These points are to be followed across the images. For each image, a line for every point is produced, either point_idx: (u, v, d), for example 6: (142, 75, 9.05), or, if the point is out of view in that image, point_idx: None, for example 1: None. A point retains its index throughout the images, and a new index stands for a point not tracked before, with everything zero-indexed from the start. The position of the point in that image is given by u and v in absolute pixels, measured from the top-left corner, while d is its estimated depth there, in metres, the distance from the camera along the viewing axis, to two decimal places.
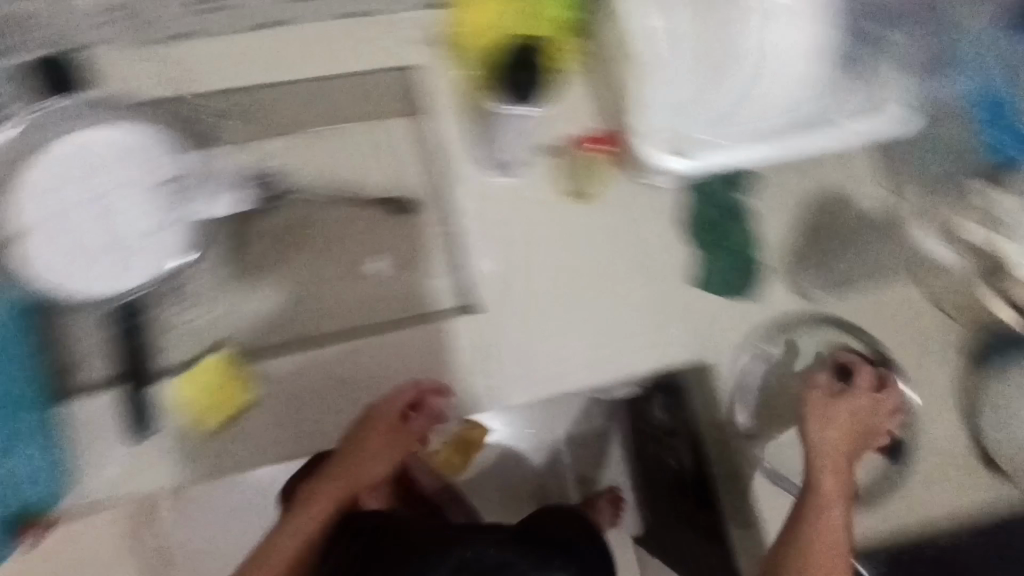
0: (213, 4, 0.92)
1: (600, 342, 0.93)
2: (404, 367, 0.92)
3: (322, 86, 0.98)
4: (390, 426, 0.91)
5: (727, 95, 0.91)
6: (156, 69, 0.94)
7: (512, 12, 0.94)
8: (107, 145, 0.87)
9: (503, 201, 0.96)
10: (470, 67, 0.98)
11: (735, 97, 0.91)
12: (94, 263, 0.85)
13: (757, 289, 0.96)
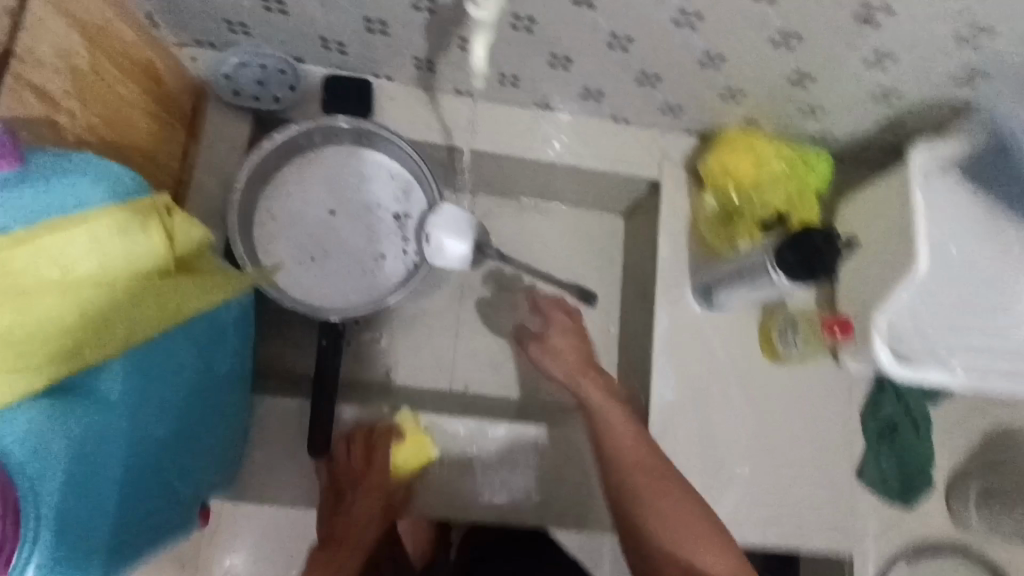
0: (508, 83, 0.90)
1: (772, 503, 0.90)
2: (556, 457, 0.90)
3: (571, 174, 0.99)
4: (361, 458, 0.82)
5: (975, 331, 0.81)
6: (431, 120, 0.93)
7: (779, 174, 0.90)
8: (357, 173, 0.93)
9: (702, 338, 0.93)
10: (716, 204, 0.94)
11: (977, 335, 0.81)
12: (313, 269, 0.89)
13: (918, 500, 0.92)
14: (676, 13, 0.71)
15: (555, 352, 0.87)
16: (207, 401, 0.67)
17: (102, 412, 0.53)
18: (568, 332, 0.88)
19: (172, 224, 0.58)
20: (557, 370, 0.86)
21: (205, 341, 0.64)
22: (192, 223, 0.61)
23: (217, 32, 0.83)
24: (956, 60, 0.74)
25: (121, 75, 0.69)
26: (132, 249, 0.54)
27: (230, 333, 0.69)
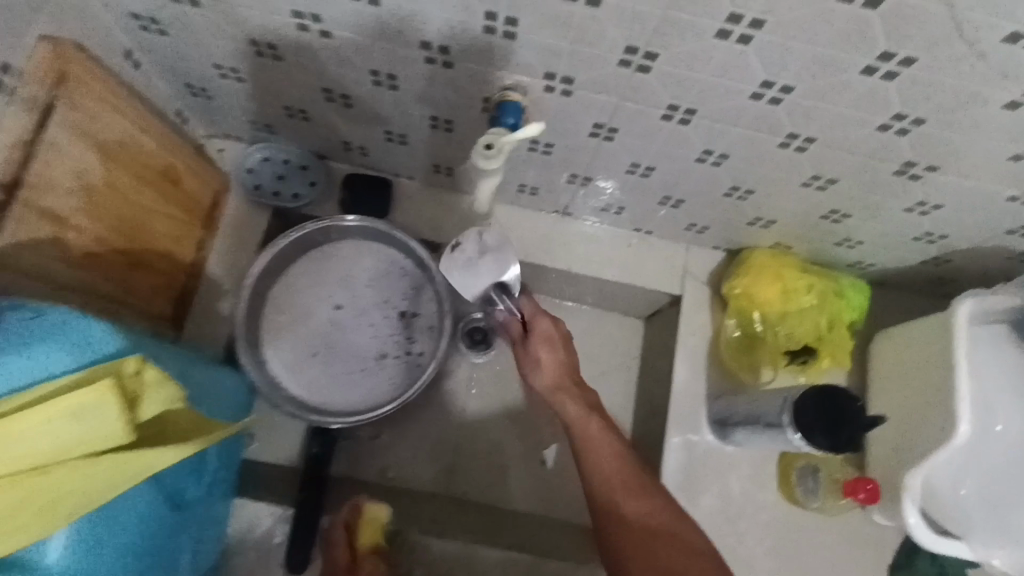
0: (527, 192, 0.88)
1: None
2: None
3: (590, 282, 0.95)
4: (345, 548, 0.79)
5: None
6: (448, 221, 0.92)
7: (808, 306, 0.85)
8: (369, 269, 0.91)
9: (715, 472, 0.87)
10: (738, 328, 0.89)
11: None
12: (313, 369, 0.87)
13: None
14: (699, 151, 0.68)
15: (541, 371, 0.75)
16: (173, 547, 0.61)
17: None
18: (554, 345, 0.74)
19: (138, 391, 0.48)
20: (537, 383, 0.75)
21: (174, 487, 0.60)
22: (167, 381, 0.50)
23: (244, 130, 0.85)
24: (1006, 215, 0.68)
25: (140, 185, 0.70)
26: (91, 435, 0.45)
27: (205, 467, 0.66)
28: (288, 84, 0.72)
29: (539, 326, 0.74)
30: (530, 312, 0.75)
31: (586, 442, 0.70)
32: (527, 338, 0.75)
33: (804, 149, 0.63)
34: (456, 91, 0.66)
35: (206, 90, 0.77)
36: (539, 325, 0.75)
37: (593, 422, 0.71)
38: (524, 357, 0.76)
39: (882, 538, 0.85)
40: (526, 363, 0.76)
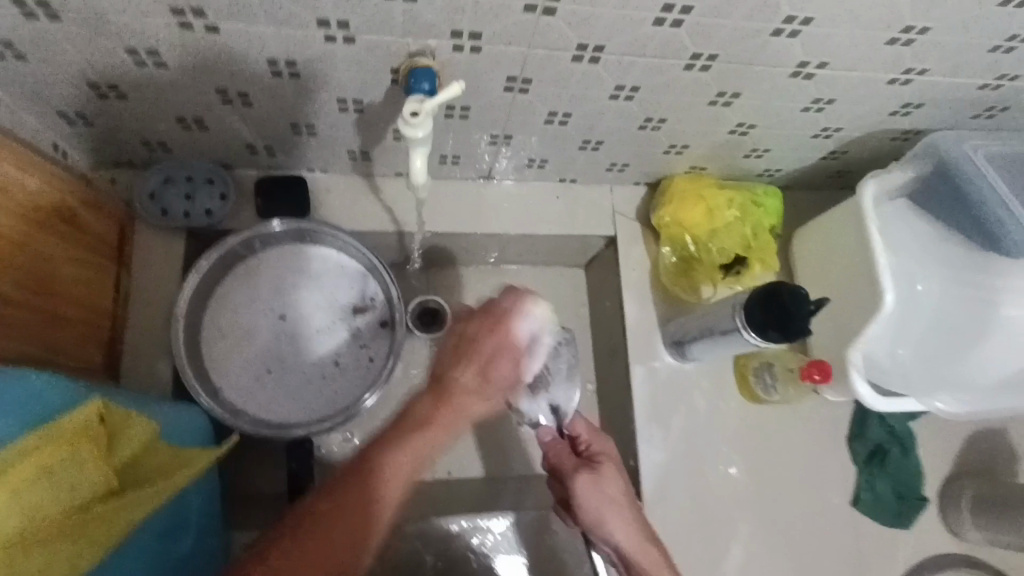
0: (450, 162, 0.87)
1: (781, 554, 0.87)
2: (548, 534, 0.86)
3: (528, 239, 0.96)
4: (479, 326, 0.67)
5: (956, 353, 0.82)
6: (375, 207, 0.89)
7: (732, 220, 0.90)
8: (303, 272, 0.88)
9: (681, 391, 0.92)
10: (673, 254, 0.92)
11: (964, 357, 0.81)
12: (268, 386, 0.83)
13: (915, 520, 0.90)
14: (612, 88, 0.70)
15: (622, 518, 0.69)
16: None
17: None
18: (619, 480, 0.71)
19: (110, 431, 0.49)
20: (620, 537, 0.69)
21: (164, 532, 0.57)
22: (134, 418, 0.52)
23: (135, 153, 0.78)
24: (888, 98, 0.75)
25: (39, 232, 0.65)
26: (76, 484, 0.45)
27: (187, 514, 0.61)
28: (178, 93, 0.68)
29: (609, 461, 0.71)
30: (592, 439, 0.73)
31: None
32: (597, 469, 0.70)
33: (708, 67, 0.66)
34: (362, 68, 0.64)
35: (84, 117, 0.71)
36: (600, 451, 0.72)
37: (650, 555, 0.69)
38: (591, 492, 0.70)
39: (835, 412, 0.93)
40: (597, 503, 0.69)
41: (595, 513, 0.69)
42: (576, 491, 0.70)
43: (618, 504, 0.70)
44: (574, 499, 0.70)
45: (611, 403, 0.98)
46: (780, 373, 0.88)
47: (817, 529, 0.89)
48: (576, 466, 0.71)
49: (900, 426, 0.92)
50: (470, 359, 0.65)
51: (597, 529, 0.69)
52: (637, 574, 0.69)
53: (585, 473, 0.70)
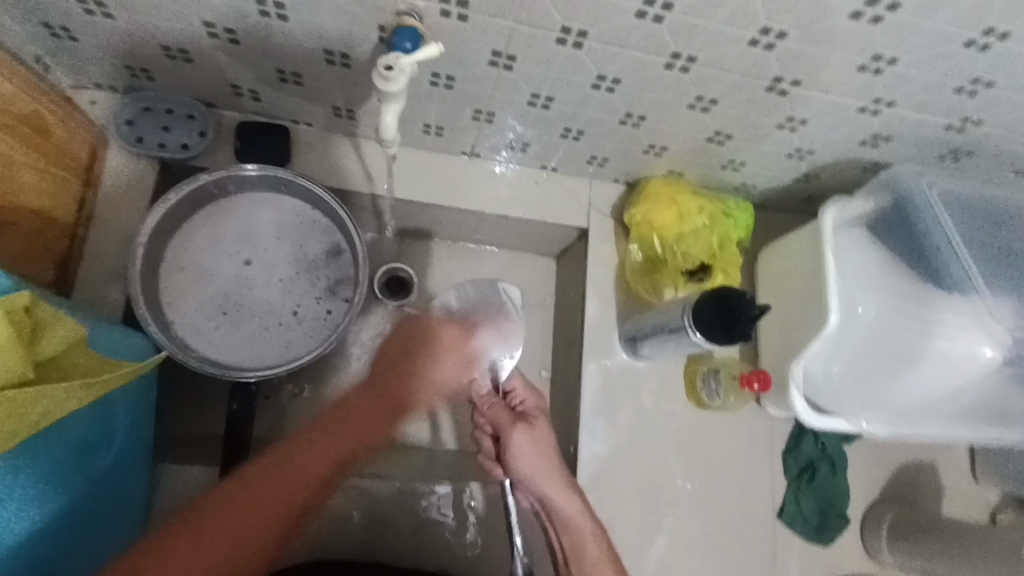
0: (432, 132, 0.88)
1: (701, 554, 0.90)
2: (481, 508, 0.88)
3: (502, 221, 0.98)
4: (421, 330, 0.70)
5: (889, 369, 0.84)
6: (354, 167, 0.90)
7: (700, 227, 0.92)
8: (274, 220, 0.88)
9: (629, 387, 0.94)
10: (640, 252, 0.94)
11: (899, 382, 0.83)
12: (222, 328, 0.83)
13: (836, 539, 0.93)
14: (594, 77, 0.72)
15: (552, 474, 0.72)
16: (94, 492, 0.60)
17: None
18: (541, 434, 0.74)
19: (35, 325, 0.51)
20: (553, 491, 0.72)
21: (82, 440, 0.58)
22: (62, 319, 0.53)
23: (118, 78, 0.78)
24: (859, 127, 0.77)
25: (6, 137, 0.64)
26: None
27: (114, 429, 0.61)
28: (164, 18, 0.68)
29: (543, 418, 0.75)
30: (522, 391, 0.76)
31: (575, 524, 0.71)
32: (533, 424, 0.74)
33: (687, 69, 0.69)
34: (351, 20, 0.65)
35: (69, 31, 0.70)
36: (534, 407, 0.76)
37: (578, 506, 0.72)
38: (526, 446, 0.73)
39: (776, 427, 0.96)
40: (530, 450, 0.73)
41: (530, 467, 0.72)
42: (513, 444, 0.73)
43: (551, 459, 0.73)
44: (509, 453, 0.73)
45: (562, 393, 1.00)
46: (724, 379, 0.92)
47: (741, 536, 0.91)
48: (513, 420, 0.74)
49: (834, 446, 0.96)
50: (431, 351, 0.69)
51: (530, 483, 0.72)
52: (564, 524, 0.72)
53: (522, 427, 0.73)
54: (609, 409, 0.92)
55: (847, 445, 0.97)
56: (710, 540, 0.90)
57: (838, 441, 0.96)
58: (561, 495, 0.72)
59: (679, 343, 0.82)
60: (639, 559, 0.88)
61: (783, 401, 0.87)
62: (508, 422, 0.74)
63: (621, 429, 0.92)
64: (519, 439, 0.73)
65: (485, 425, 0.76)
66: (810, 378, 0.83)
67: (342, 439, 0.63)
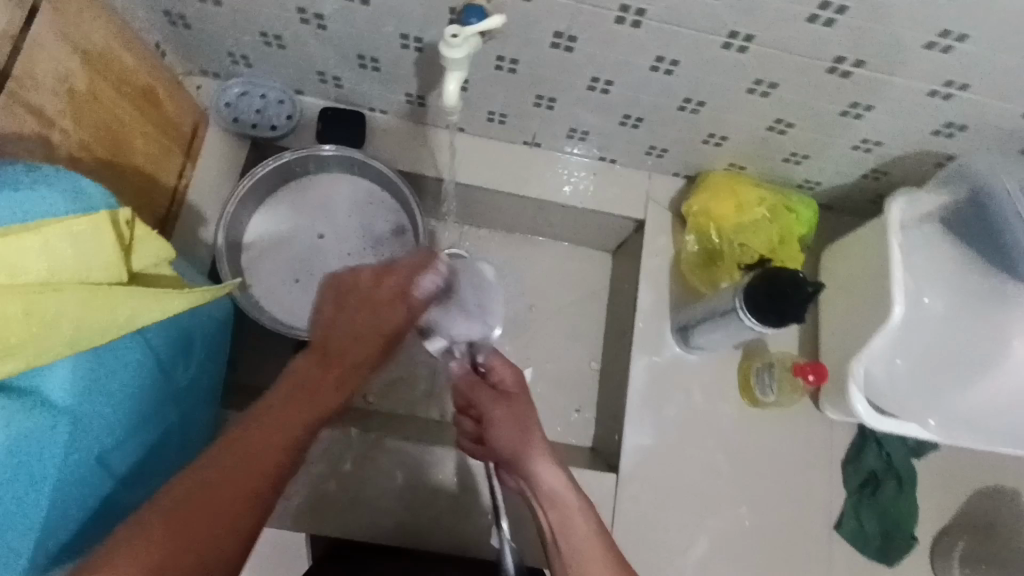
0: (496, 120, 0.92)
1: (747, 559, 0.86)
2: None
3: (559, 211, 1.00)
4: (365, 290, 0.65)
5: (952, 369, 0.78)
6: (422, 153, 0.96)
7: (760, 218, 0.91)
8: (347, 199, 0.95)
9: (679, 379, 0.93)
10: (697, 244, 0.95)
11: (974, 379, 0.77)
12: (293, 293, 0.90)
13: (900, 559, 0.87)
14: (653, 59, 0.74)
15: (537, 451, 0.67)
16: (169, 408, 0.66)
17: (50, 420, 0.53)
18: (513, 406, 0.70)
19: (133, 240, 0.58)
20: (541, 469, 0.66)
21: (164, 355, 0.64)
22: (155, 237, 0.59)
23: (222, 64, 0.88)
24: (930, 115, 0.75)
25: (123, 101, 0.74)
26: (91, 260, 0.54)
27: (190, 351, 0.68)
28: (264, 6, 0.76)
29: (523, 393, 0.71)
30: (494, 365, 0.74)
31: (558, 499, 0.65)
32: (511, 399, 0.70)
33: (745, 49, 0.70)
34: (426, 4, 0.71)
35: (185, 18, 0.80)
36: (515, 385, 0.72)
37: (561, 479, 0.65)
38: (506, 420, 0.69)
39: (836, 434, 0.92)
40: (511, 425, 0.68)
41: (512, 442, 0.67)
42: (494, 423, 0.69)
43: (533, 431, 0.68)
44: (491, 432, 0.69)
45: (610, 385, 1.00)
46: (779, 373, 0.88)
47: (792, 545, 0.87)
48: (493, 398, 0.70)
49: (902, 459, 0.90)
50: (358, 307, 0.64)
51: (514, 461, 0.67)
52: (549, 501, 0.65)
53: (502, 403, 0.70)
54: (658, 400, 0.91)
55: (916, 460, 0.91)
56: (758, 547, 0.87)
57: (908, 455, 0.90)
58: (548, 477, 0.65)
59: (731, 329, 0.81)
60: (681, 554, 0.85)
61: (840, 401, 0.85)
62: (490, 399, 0.71)
63: (668, 422, 0.91)
64: (498, 416, 0.69)
65: (468, 407, 0.74)
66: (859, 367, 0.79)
67: (288, 415, 0.58)
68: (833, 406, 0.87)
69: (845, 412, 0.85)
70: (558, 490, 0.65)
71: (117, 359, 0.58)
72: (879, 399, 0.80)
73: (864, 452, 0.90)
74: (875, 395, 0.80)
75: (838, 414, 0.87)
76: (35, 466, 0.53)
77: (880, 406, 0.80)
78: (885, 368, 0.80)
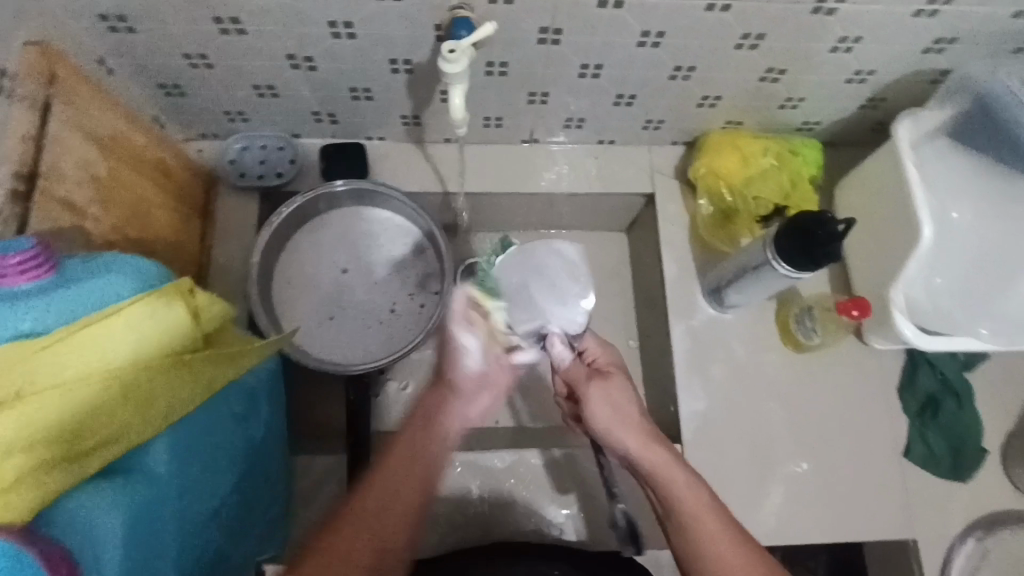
0: (493, 124, 0.94)
1: (822, 501, 0.87)
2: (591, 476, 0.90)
3: (569, 200, 1.02)
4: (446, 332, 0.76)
5: (996, 274, 0.80)
6: (426, 171, 0.97)
7: (768, 167, 0.92)
8: (362, 230, 0.97)
9: (720, 339, 0.94)
10: (710, 205, 0.96)
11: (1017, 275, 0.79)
12: (331, 331, 0.91)
13: (973, 471, 0.88)
14: (639, 34, 0.75)
15: (630, 428, 0.67)
16: (252, 460, 0.68)
17: (159, 490, 0.55)
18: (607, 386, 0.69)
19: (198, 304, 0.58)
20: (633, 445, 0.67)
21: (240, 410, 0.65)
22: (218, 300, 0.60)
23: (219, 123, 0.90)
24: (919, 34, 0.76)
25: (141, 179, 0.76)
26: (170, 333, 0.54)
27: (263, 403, 0.69)
28: (254, 60, 0.78)
29: (618, 372, 0.71)
30: (591, 351, 0.71)
31: (659, 477, 0.65)
32: (607, 379, 0.70)
33: (729, 6, 0.71)
34: (411, 25, 0.72)
35: (178, 86, 0.81)
36: (610, 364, 0.71)
37: (660, 456, 0.66)
38: (601, 400, 0.68)
39: (883, 362, 0.93)
40: (606, 406, 0.68)
41: (607, 420, 0.67)
42: (589, 403, 0.68)
43: (628, 412, 0.68)
44: (586, 412, 0.69)
45: (652, 358, 1.01)
46: (819, 314, 0.89)
47: (865, 479, 0.88)
48: (586, 377, 0.70)
49: (955, 374, 0.91)
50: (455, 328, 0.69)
51: (607, 440, 0.68)
52: (650, 479, 0.66)
53: (596, 382, 0.69)
54: (703, 364, 0.93)
55: (968, 372, 0.92)
56: (831, 487, 0.88)
57: (960, 369, 0.91)
58: (647, 454, 0.66)
59: (764, 281, 0.82)
60: (758, 509, 0.86)
61: (882, 331, 0.85)
62: (585, 380, 0.70)
63: (718, 383, 0.92)
64: (591, 396, 0.68)
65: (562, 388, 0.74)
66: (905, 283, 0.80)
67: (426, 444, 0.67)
68: (882, 336, 0.87)
69: (890, 339, 0.86)
70: (655, 463, 0.66)
71: (207, 422, 0.60)
72: (936, 325, 0.80)
73: (916, 375, 0.91)
74: (932, 315, 0.81)
75: (883, 343, 0.88)
76: (155, 533, 0.55)
77: (926, 324, 0.80)
78: (936, 286, 0.81)
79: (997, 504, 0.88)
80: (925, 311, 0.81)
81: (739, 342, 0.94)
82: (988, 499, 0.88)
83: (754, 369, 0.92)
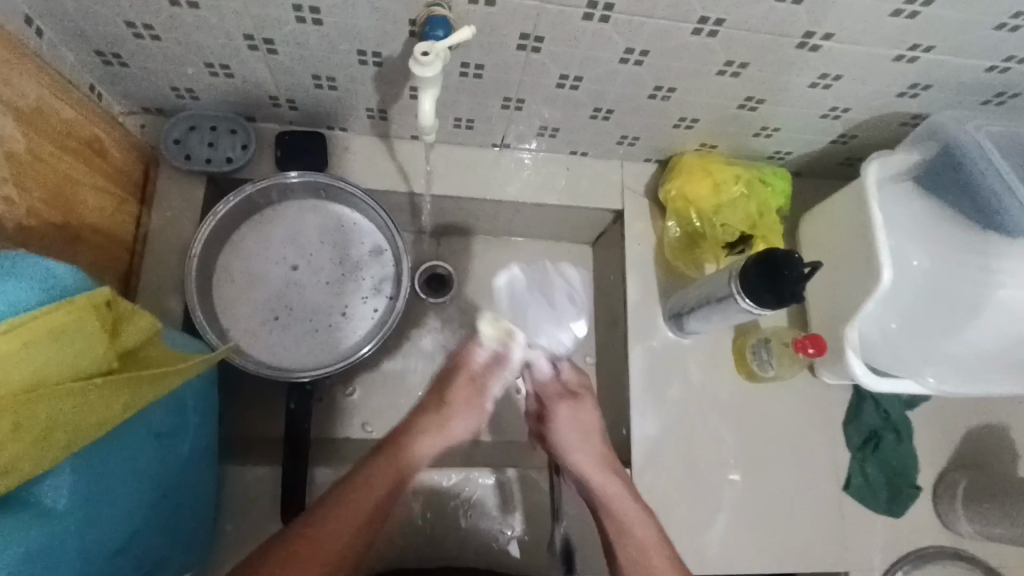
0: (463, 126, 0.89)
1: (763, 531, 0.88)
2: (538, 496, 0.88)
3: (535, 210, 0.98)
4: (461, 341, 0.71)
5: (946, 324, 0.82)
6: (389, 168, 0.92)
7: (738, 196, 0.91)
8: (316, 225, 0.91)
9: (677, 364, 0.93)
10: (678, 227, 0.94)
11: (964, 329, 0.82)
12: (274, 332, 0.86)
13: (907, 508, 0.90)
14: (622, 51, 0.72)
15: (589, 447, 0.71)
16: (175, 483, 0.63)
17: (54, 528, 0.50)
18: (574, 405, 0.73)
19: (115, 319, 0.53)
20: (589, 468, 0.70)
21: (160, 429, 0.60)
22: (141, 312, 0.55)
23: (164, 99, 0.82)
24: (896, 78, 0.76)
25: (66, 157, 0.68)
26: (80, 357, 0.49)
27: (190, 421, 0.64)
28: (207, 36, 0.71)
29: (588, 395, 0.74)
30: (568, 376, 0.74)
31: (617, 508, 0.68)
32: (577, 400, 0.73)
33: (715, 32, 0.69)
34: (383, 17, 0.67)
35: (119, 56, 0.74)
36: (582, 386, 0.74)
37: (618, 485, 0.69)
38: (568, 420, 0.72)
39: (832, 396, 0.94)
40: (572, 427, 0.72)
41: (571, 441, 0.71)
42: (556, 421, 0.72)
43: (594, 433, 0.72)
44: (552, 428, 0.72)
45: (608, 377, 1.00)
46: (776, 347, 0.88)
47: (806, 512, 0.89)
48: (558, 396, 0.73)
49: (897, 412, 0.93)
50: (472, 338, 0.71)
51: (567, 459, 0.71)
52: (607, 509, 0.69)
53: (567, 404, 0.72)
54: (659, 388, 0.92)
55: (910, 411, 0.94)
56: (773, 518, 0.88)
57: (902, 408, 0.93)
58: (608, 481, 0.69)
59: (722, 312, 0.81)
60: (700, 537, 0.86)
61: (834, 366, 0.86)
62: (554, 400, 0.73)
63: (671, 408, 0.91)
64: (559, 415, 0.72)
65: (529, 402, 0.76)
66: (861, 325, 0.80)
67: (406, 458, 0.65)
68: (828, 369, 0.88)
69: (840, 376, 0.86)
70: (612, 494, 0.69)
71: (117, 448, 0.55)
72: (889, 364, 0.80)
73: (861, 411, 0.93)
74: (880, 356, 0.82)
75: (833, 378, 0.88)
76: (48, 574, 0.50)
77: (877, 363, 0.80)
78: (889, 330, 0.83)
79: (924, 541, 0.90)
80: (876, 350, 0.81)
81: (696, 368, 0.93)
82: (917, 536, 0.90)
83: (708, 396, 0.92)
